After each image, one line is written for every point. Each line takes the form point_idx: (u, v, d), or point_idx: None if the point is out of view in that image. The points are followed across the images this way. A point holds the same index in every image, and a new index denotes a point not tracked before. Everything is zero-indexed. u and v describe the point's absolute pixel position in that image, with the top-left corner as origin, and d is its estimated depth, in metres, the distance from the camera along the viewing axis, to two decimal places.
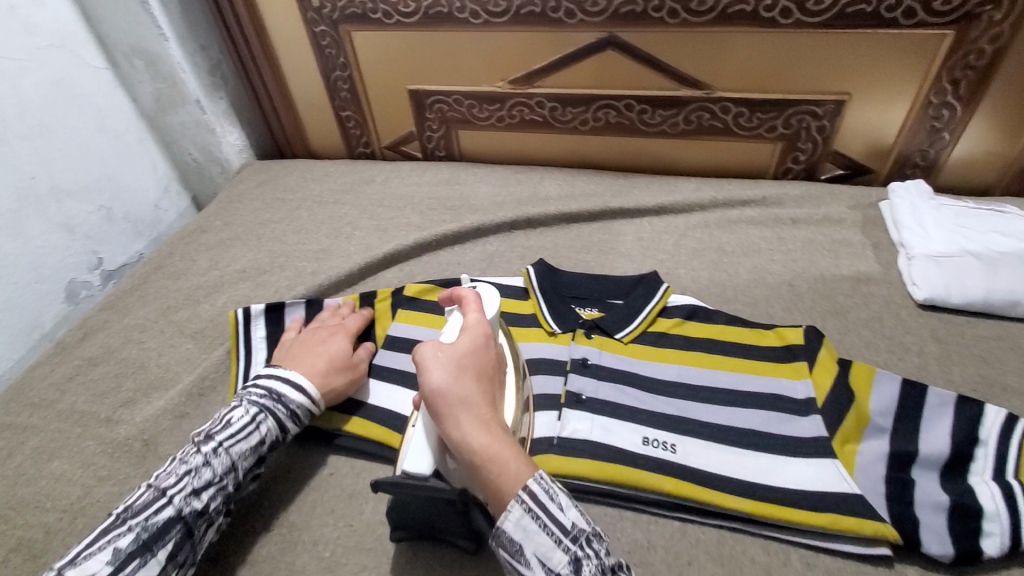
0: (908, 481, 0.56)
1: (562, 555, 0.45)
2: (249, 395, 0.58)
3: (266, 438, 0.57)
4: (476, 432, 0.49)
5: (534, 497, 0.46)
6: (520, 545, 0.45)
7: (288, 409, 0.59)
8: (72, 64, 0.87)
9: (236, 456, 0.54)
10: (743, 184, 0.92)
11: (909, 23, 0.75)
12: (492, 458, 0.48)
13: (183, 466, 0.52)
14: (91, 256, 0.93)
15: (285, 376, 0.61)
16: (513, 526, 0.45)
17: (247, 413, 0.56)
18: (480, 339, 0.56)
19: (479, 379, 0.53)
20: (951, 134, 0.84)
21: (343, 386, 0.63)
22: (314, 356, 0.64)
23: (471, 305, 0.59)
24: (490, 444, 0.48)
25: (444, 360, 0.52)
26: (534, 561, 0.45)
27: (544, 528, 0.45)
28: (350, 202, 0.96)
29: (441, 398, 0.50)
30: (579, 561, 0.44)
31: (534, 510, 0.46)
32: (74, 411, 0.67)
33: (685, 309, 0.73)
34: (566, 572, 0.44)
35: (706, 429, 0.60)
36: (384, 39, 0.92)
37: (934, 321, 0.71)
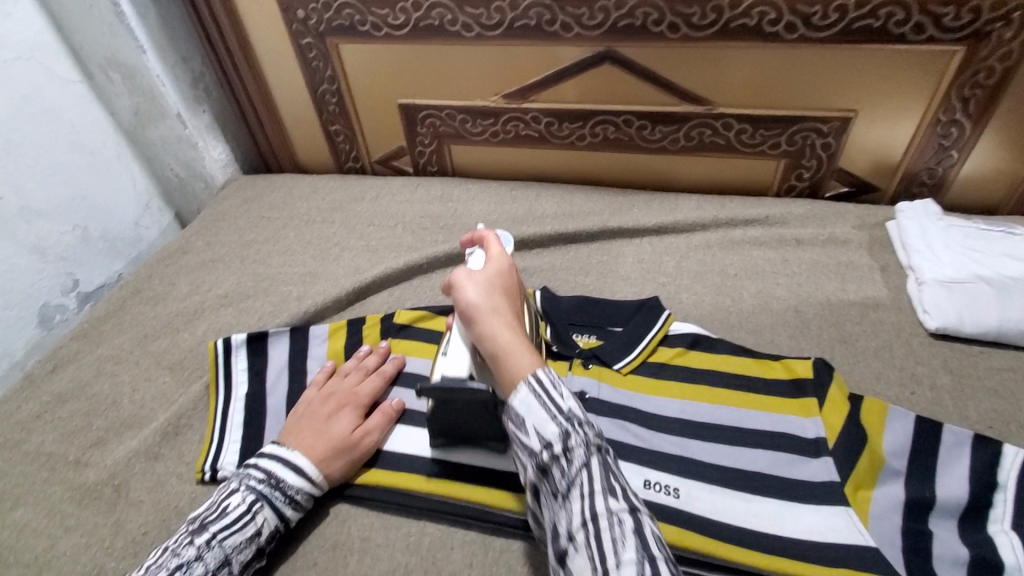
0: (924, 529, 0.53)
1: (555, 429, 0.47)
2: (250, 479, 0.54)
3: (266, 527, 0.52)
4: (503, 332, 0.53)
5: (541, 383, 0.49)
6: (520, 416, 0.48)
7: (289, 496, 0.54)
8: (44, 79, 0.83)
9: (230, 549, 0.50)
10: (745, 202, 0.89)
11: (918, 39, 0.72)
12: (514, 355, 0.51)
13: (174, 558, 0.48)
14: (65, 279, 0.89)
15: (285, 461, 0.55)
16: (516, 398, 0.49)
17: (246, 500, 0.53)
18: (506, 268, 0.60)
19: (507, 296, 0.57)
20: (959, 153, 0.82)
21: (343, 472, 0.57)
22: (319, 434, 0.58)
23: (493, 244, 0.63)
24: (513, 344, 0.52)
25: (476, 279, 0.57)
26: (531, 430, 0.48)
27: (544, 405, 0.48)
28: (338, 221, 0.92)
29: (474, 305, 0.54)
30: (571, 435, 0.47)
31: (537, 390, 0.49)
32: (41, 452, 0.63)
33: (687, 338, 0.70)
34: (556, 442, 0.47)
35: (712, 471, 0.57)
36: (373, 52, 0.88)
37: (946, 350, 0.68)
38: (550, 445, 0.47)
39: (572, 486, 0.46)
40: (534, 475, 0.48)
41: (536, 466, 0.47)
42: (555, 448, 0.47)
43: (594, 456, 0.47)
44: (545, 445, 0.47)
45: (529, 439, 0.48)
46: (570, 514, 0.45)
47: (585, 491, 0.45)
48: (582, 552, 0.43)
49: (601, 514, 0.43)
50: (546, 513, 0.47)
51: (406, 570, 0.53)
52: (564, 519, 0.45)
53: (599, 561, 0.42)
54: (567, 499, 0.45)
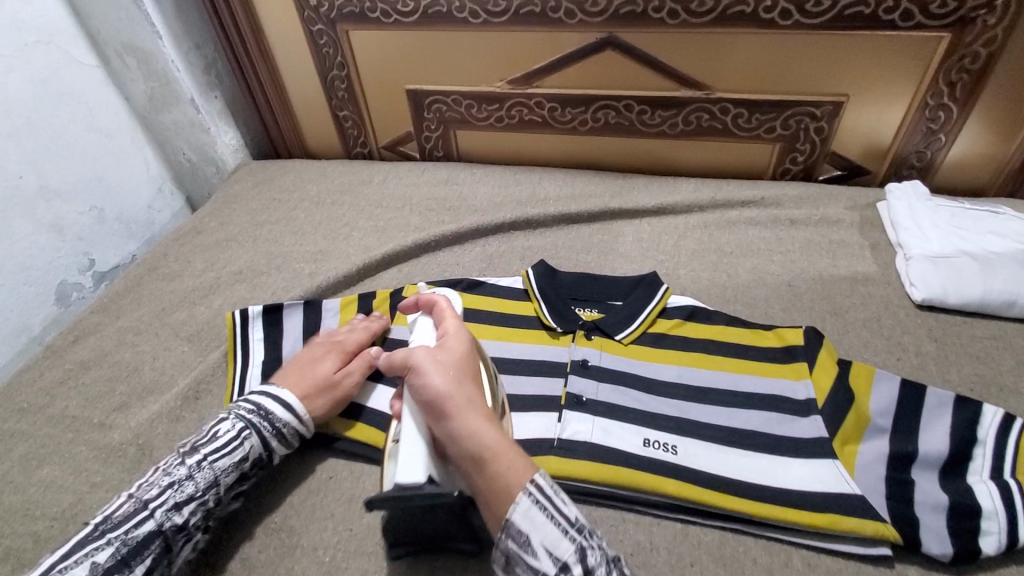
0: (907, 480, 0.56)
1: (567, 546, 0.45)
2: (239, 408, 0.57)
3: (252, 455, 0.56)
4: (482, 429, 0.49)
5: (541, 491, 0.46)
6: (528, 534, 0.45)
7: (275, 427, 0.57)
8: (62, 62, 0.86)
9: (219, 471, 0.53)
10: (741, 184, 0.92)
11: (907, 25, 0.76)
12: (501, 456, 0.47)
13: (166, 477, 0.52)
14: (82, 258, 0.91)
15: (275, 397, 0.59)
16: (521, 517, 0.45)
17: (235, 428, 0.56)
18: (467, 349, 0.56)
19: (471, 382, 0.53)
20: (947, 136, 0.85)
21: (325, 410, 0.60)
22: (305, 375, 0.61)
23: (448, 321, 0.59)
24: (497, 443, 0.48)
25: (442, 363, 0.53)
26: (540, 550, 0.45)
27: (550, 519, 0.46)
28: (347, 203, 0.95)
29: (441, 401, 0.50)
30: (585, 551, 0.45)
31: (540, 501, 0.46)
32: (65, 416, 0.65)
33: (684, 310, 0.73)
34: (573, 562, 0.44)
35: (708, 430, 0.60)
36: (382, 38, 0.91)
37: (932, 321, 0.72)
38: (567, 567, 0.44)
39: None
40: None
41: None
42: (574, 569, 0.44)
43: (612, 572, 0.45)
44: (559, 566, 0.44)
45: (540, 562, 0.44)
46: None
47: None
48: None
49: None
50: None
51: None
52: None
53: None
54: None
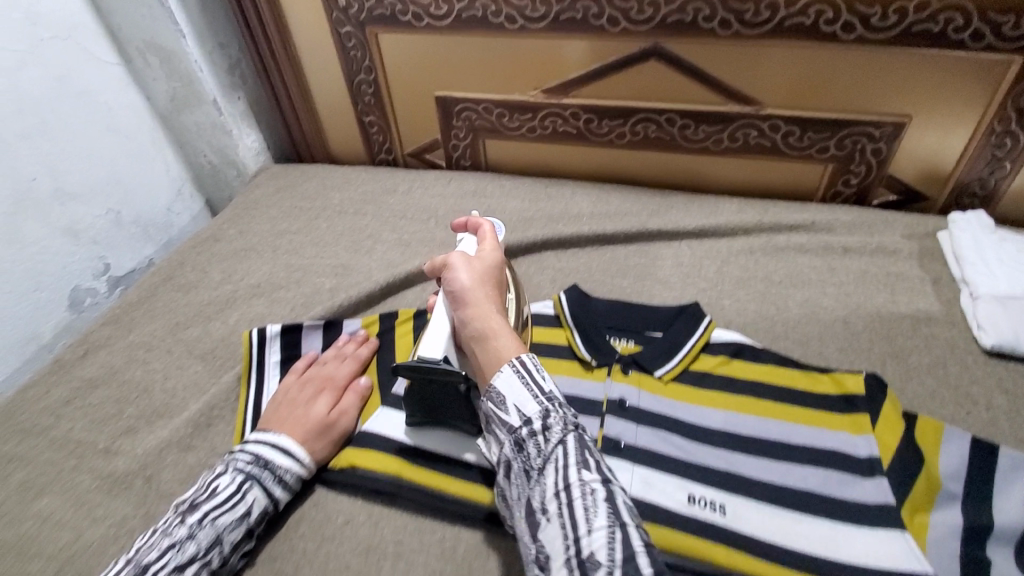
0: (983, 558, 0.50)
1: (535, 408, 0.48)
2: (237, 460, 0.54)
3: (256, 508, 0.53)
4: (492, 316, 0.56)
5: (524, 365, 0.51)
6: (500, 394, 0.50)
7: (278, 475, 0.55)
8: (81, 61, 0.83)
9: (222, 528, 0.50)
10: (789, 206, 0.86)
11: (976, 46, 0.69)
12: (501, 336, 0.54)
13: (166, 538, 0.48)
14: (96, 263, 0.89)
15: (271, 444, 0.56)
16: (499, 378, 0.51)
17: (236, 480, 0.52)
18: (496, 262, 0.63)
19: (496, 286, 0.60)
20: (1014, 165, 0.78)
21: (326, 452, 0.58)
22: (299, 418, 0.59)
23: (487, 237, 0.66)
24: (500, 327, 0.55)
25: (469, 266, 0.60)
26: (511, 408, 0.49)
27: (523, 384, 0.49)
28: (371, 213, 0.91)
29: (464, 291, 0.58)
30: (549, 414, 0.48)
31: (519, 371, 0.51)
32: (71, 438, 0.62)
33: (730, 346, 0.68)
34: (535, 420, 0.48)
35: (759, 487, 0.55)
36: (412, 42, 0.86)
37: (1003, 370, 0.66)
38: (529, 422, 0.48)
39: (547, 462, 0.46)
40: (511, 450, 0.49)
41: (515, 441, 0.49)
42: (535, 426, 0.48)
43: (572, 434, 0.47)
44: (524, 421, 0.48)
45: (508, 418, 0.49)
46: (543, 487, 0.45)
47: (559, 464, 0.45)
48: (555, 522, 0.43)
49: (573, 484, 0.43)
50: (519, 489, 0.48)
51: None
52: (538, 493, 0.45)
53: (570, 529, 0.42)
54: (542, 473, 0.46)
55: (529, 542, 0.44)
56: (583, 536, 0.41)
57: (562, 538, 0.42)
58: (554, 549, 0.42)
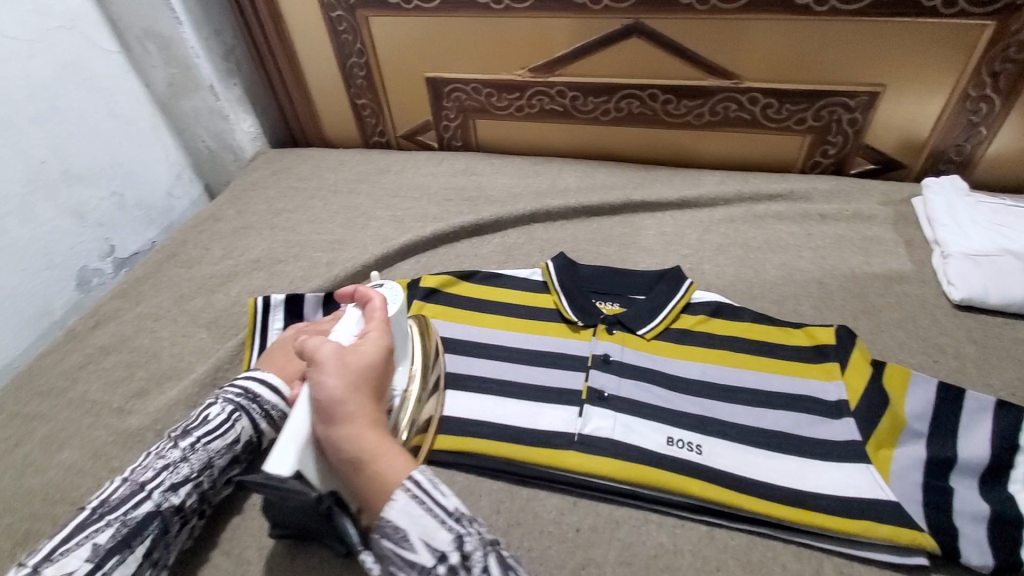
0: (945, 488, 0.53)
1: (445, 536, 0.44)
2: (226, 392, 0.57)
3: (244, 437, 0.56)
4: (370, 433, 0.50)
5: (419, 485, 0.47)
6: (402, 528, 0.45)
7: (265, 409, 0.57)
8: (86, 49, 0.86)
9: (212, 453, 0.53)
10: (769, 177, 0.89)
11: (948, 12, 0.72)
12: (381, 458, 0.48)
13: (160, 460, 0.52)
14: (103, 243, 0.92)
15: (262, 380, 0.58)
16: (394, 510, 0.45)
17: (224, 410, 0.55)
18: (382, 347, 0.55)
19: (373, 386, 0.53)
20: (988, 129, 0.81)
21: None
22: (292, 360, 0.61)
23: (376, 316, 0.57)
24: (382, 446, 0.49)
25: (343, 363, 0.52)
26: (417, 543, 0.44)
27: (426, 511, 0.45)
28: (365, 192, 0.94)
29: (338, 405, 0.50)
30: (463, 539, 0.44)
31: (417, 496, 0.46)
32: (85, 399, 0.65)
33: (710, 306, 0.71)
34: (450, 551, 0.43)
35: (735, 430, 0.58)
36: (402, 24, 0.89)
37: (971, 322, 0.68)
38: (444, 557, 0.43)
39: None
40: None
41: None
42: (451, 559, 0.43)
43: (492, 556, 0.44)
44: (437, 557, 0.43)
45: (416, 556, 0.44)
46: None
47: None
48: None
49: None
50: None
51: None
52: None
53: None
54: None
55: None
56: None
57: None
58: None
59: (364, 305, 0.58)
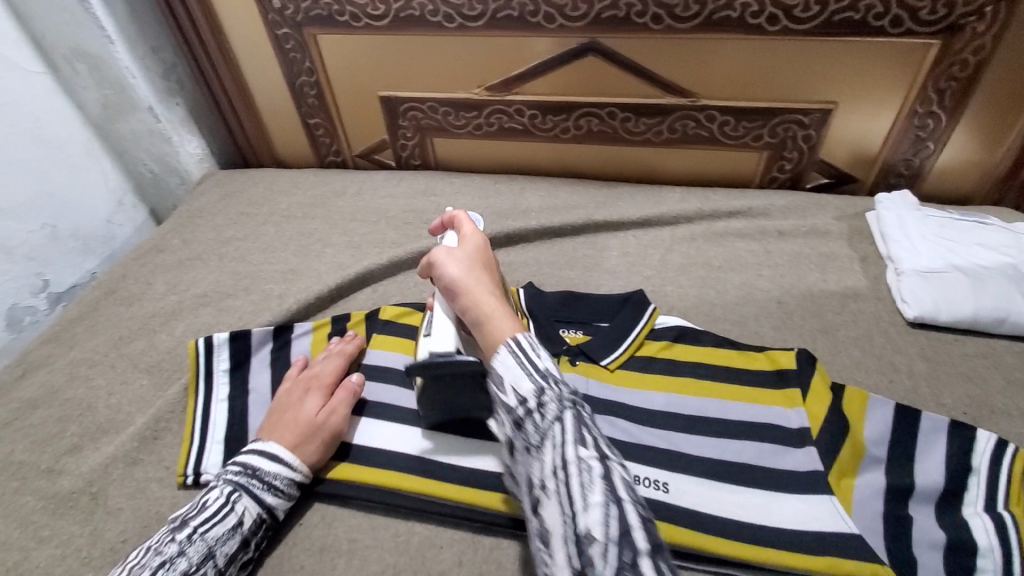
0: (903, 514, 0.54)
1: (530, 385, 0.48)
2: (225, 473, 0.55)
3: (248, 517, 0.53)
4: (487, 299, 0.54)
5: (518, 347, 0.50)
6: (498, 375, 0.49)
7: (267, 482, 0.54)
8: (5, 72, 0.80)
9: (212, 543, 0.50)
10: (728, 193, 0.90)
11: (895, 32, 0.73)
12: (495, 322, 0.53)
13: (156, 557, 0.48)
14: (34, 279, 0.86)
15: (260, 453, 0.56)
16: (497, 359, 0.50)
17: (224, 492, 0.53)
18: (482, 240, 0.61)
19: (486, 268, 0.58)
20: (935, 144, 0.83)
21: (317, 456, 0.57)
22: (288, 422, 0.58)
23: (465, 222, 0.63)
24: (497, 310, 0.53)
25: (455, 253, 0.58)
26: (507, 388, 0.49)
27: (520, 364, 0.49)
28: (319, 217, 0.90)
29: (456, 281, 0.55)
30: (545, 391, 0.48)
31: (514, 350, 0.50)
32: (11, 461, 0.61)
33: (673, 330, 0.70)
34: (531, 397, 0.48)
35: (699, 464, 0.58)
36: (351, 42, 0.86)
37: (923, 339, 0.70)
38: (525, 401, 0.48)
39: (544, 438, 0.47)
40: (512, 429, 0.49)
41: (512, 422, 0.49)
42: (529, 403, 0.48)
43: (568, 411, 0.47)
44: (520, 401, 0.48)
45: (506, 398, 0.49)
46: (542, 463, 0.46)
47: (557, 441, 0.46)
48: (554, 499, 0.44)
49: (570, 462, 0.44)
50: (522, 463, 0.49)
51: (396, 571, 0.53)
52: (537, 468, 0.46)
53: (568, 506, 0.43)
54: (540, 450, 0.47)
55: (533, 517, 0.46)
56: (580, 514, 0.42)
57: (561, 516, 0.43)
58: (555, 525, 0.44)
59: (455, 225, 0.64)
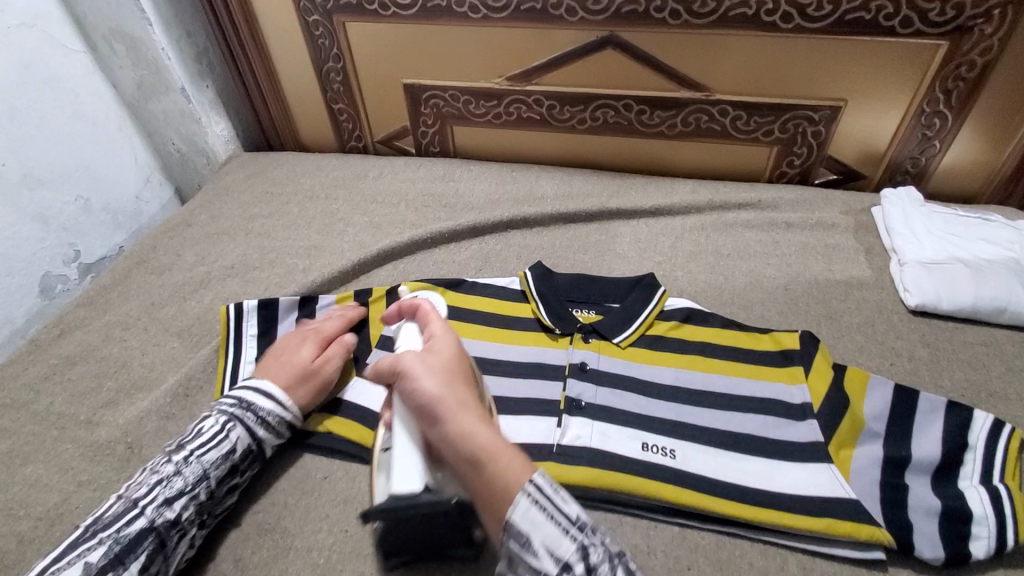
0: (900, 483, 0.56)
1: (569, 545, 0.44)
2: (220, 404, 0.58)
3: (241, 446, 0.55)
4: (475, 429, 0.49)
5: (541, 491, 0.46)
6: (527, 534, 0.44)
7: (260, 415, 0.57)
8: (48, 47, 0.83)
9: (206, 466, 0.53)
10: (738, 186, 0.93)
11: (905, 32, 0.76)
12: (489, 456, 0.47)
13: (153, 476, 0.52)
14: (67, 249, 0.89)
15: (252, 387, 0.59)
16: (519, 514, 0.44)
17: (219, 421, 0.56)
18: (453, 345, 0.56)
19: (463, 383, 0.53)
20: (941, 143, 0.86)
21: (308, 399, 0.61)
22: (282, 365, 0.62)
23: (433, 322, 0.59)
24: (489, 442, 0.48)
25: (430, 367, 0.53)
26: (541, 551, 0.44)
27: (550, 517, 0.45)
28: (341, 198, 0.94)
29: (436, 402, 0.50)
30: (588, 549, 0.44)
31: (541, 502, 0.45)
32: (50, 412, 0.64)
33: (682, 312, 0.73)
34: (574, 560, 0.44)
35: (705, 434, 0.60)
36: (379, 30, 0.89)
37: (925, 327, 0.72)
38: (568, 566, 0.43)
39: None
40: None
41: None
42: (576, 568, 0.43)
43: (619, 569, 0.44)
44: (562, 564, 0.43)
45: (540, 563, 0.43)
46: None
47: None
48: None
49: None
50: None
51: None
52: None
53: None
54: None
55: None
56: None
57: None
58: None
59: (416, 315, 0.61)
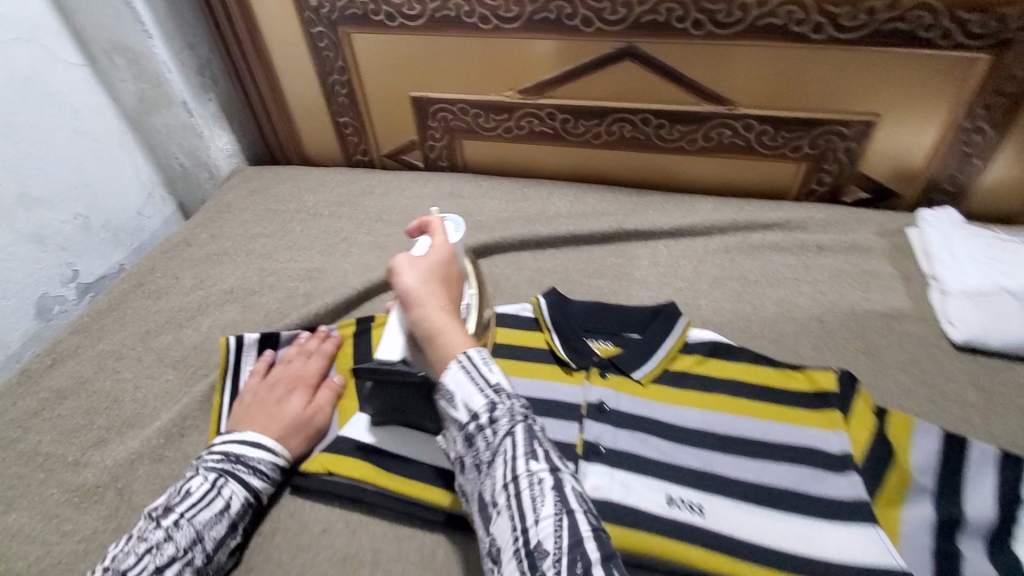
0: (953, 551, 0.51)
1: (481, 402, 0.47)
2: (207, 461, 0.55)
3: (235, 501, 0.53)
4: (439, 315, 0.52)
5: (471, 361, 0.48)
6: (448, 392, 0.48)
7: (252, 466, 0.55)
8: (46, 62, 0.81)
9: (201, 526, 0.50)
10: (764, 205, 0.87)
11: (943, 45, 0.71)
12: (443, 338, 0.51)
13: (141, 543, 0.48)
14: (64, 269, 0.86)
15: (239, 441, 0.56)
16: (448, 375, 0.48)
17: (209, 478, 0.53)
18: (447, 251, 0.59)
19: (444, 283, 0.56)
20: (982, 160, 0.80)
21: (303, 447, 0.59)
22: (270, 415, 0.59)
23: (437, 230, 0.62)
24: (449, 327, 0.52)
25: (415, 264, 0.56)
26: (459, 404, 0.47)
27: (470, 380, 0.47)
28: (346, 215, 0.90)
29: (410, 293, 0.54)
30: (496, 406, 0.46)
31: (467, 366, 0.48)
32: (37, 452, 0.61)
33: (707, 346, 0.68)
34: (483, 413, 0.46)
35: (734, 487, 0.56)
36: (385, 42, 0.86)
37: (970, 364, 0.67)
38: (476, 416, 0.46)
39: (495, 454, 0.45)
40: (463, 446, 0.47)
41: (464, 436, 0.47)
42: (481, 418, 0.46)
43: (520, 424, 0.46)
44: (472, 416, 0.47)
45: (457, 415, 0.47)
46: (493, 480, 0.44)
47: (507, 455, 0.44)
48: (504, 515, 0.42)
49: (521, 476, 0.43)
50: (472, 483, 0.47)
51: None
52: (488, 485, 0.45)
53: (518, 520, 0.41)
54: (491, 466, 0.45)
55: (483, 536, 0.44)
56: (532, 527, 0.40)
57: (511, 531, 0.41)
58: (505, 543, 0.41)
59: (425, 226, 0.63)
